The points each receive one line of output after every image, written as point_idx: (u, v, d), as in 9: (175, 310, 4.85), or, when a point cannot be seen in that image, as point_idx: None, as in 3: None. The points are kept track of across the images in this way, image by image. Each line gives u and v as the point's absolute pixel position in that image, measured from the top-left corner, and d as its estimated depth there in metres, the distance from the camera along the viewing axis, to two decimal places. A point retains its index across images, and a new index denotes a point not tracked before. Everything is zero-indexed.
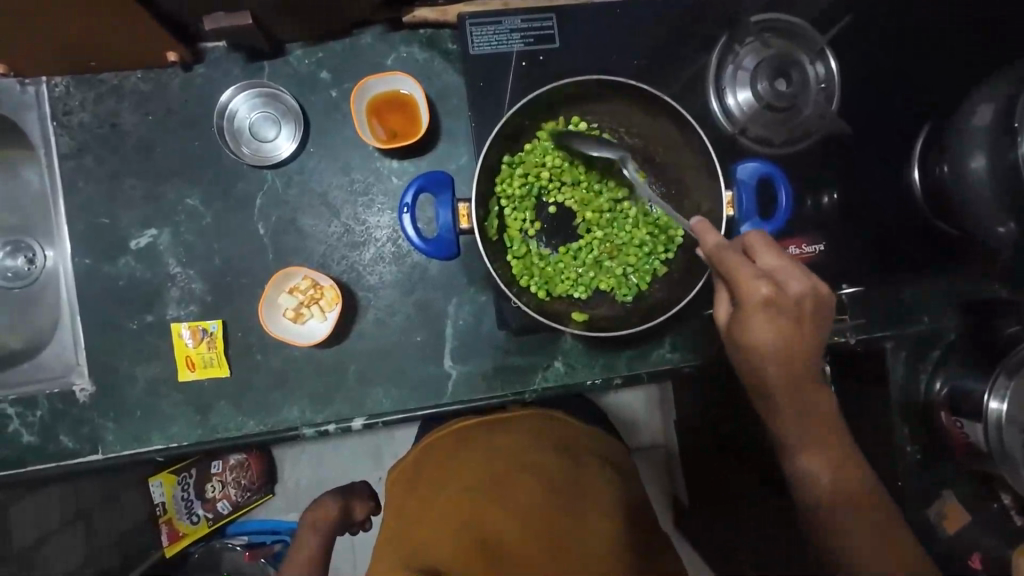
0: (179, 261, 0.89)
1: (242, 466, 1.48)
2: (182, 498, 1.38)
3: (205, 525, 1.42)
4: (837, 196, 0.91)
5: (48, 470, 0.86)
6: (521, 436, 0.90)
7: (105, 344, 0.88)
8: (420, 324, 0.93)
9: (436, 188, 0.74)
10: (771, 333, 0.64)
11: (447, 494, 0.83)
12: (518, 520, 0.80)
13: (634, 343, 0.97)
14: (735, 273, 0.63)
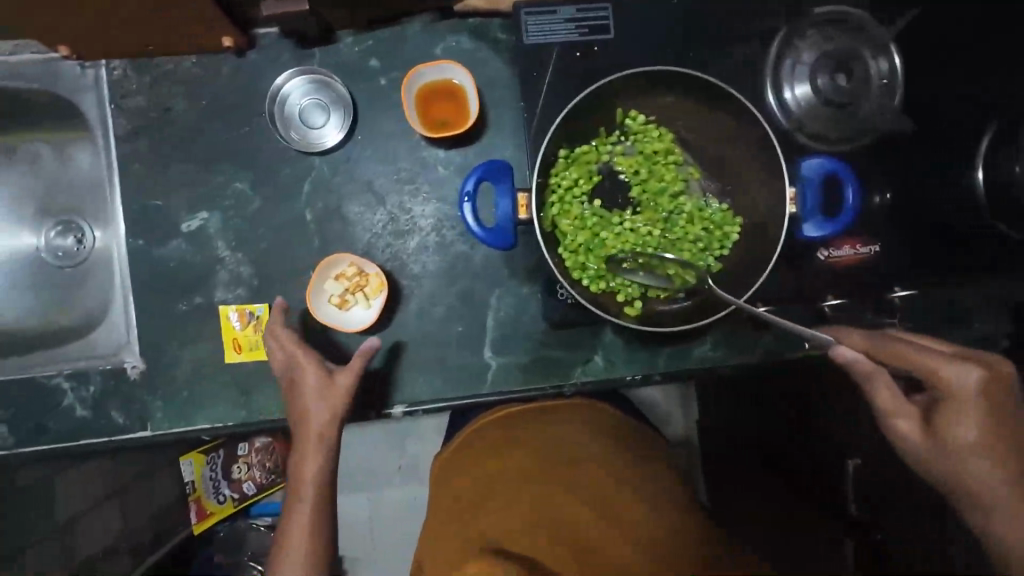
0: (229, 245, 0.90)
1: (268, 450, 1.34)
2: (211, 477, 1.31)
3: (232, 505, 1.33)
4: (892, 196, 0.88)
5: (99, 444, 0.88)
6: (568, 427, 0.93)
7: (155, 324, 0.90)
8: (462, 315, 0.94)
9: (494, 177, 0.74)
10: (988, 429, 0.66)
11: (503, 479, 0.86)
12: (574, 500, 0.83)
13: (675, 340, 0.96)
14: (914, 362, 0.67)
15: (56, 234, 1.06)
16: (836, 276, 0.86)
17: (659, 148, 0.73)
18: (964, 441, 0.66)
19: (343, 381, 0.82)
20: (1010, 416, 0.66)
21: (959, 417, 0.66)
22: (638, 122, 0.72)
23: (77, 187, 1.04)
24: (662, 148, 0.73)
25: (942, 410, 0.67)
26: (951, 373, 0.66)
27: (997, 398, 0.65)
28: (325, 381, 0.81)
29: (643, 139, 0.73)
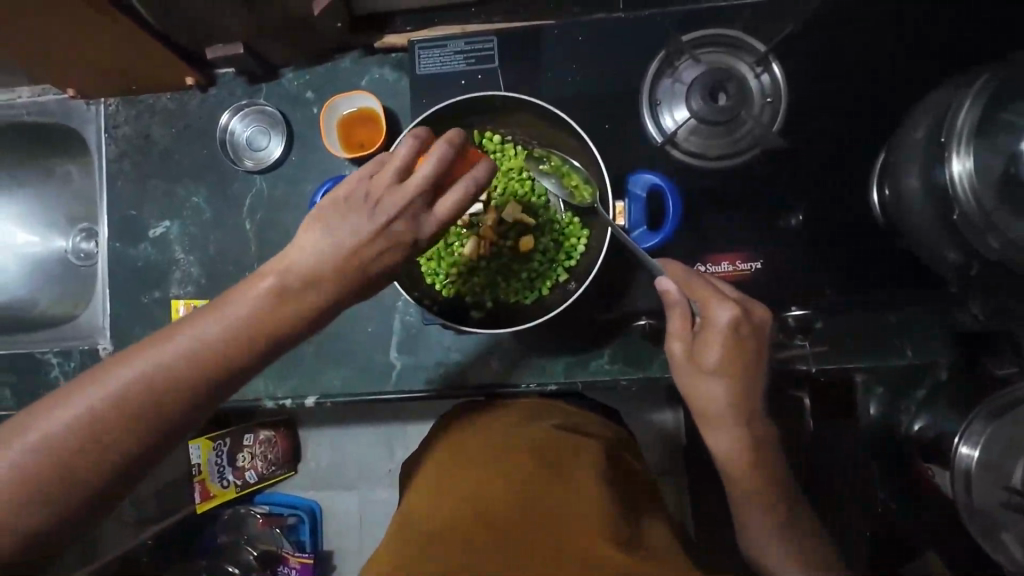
0: (184, 250, 1.06)
1: (270, 442, 1.65)
2: (215, 462, 1.51)
3: (233, 490, 1.55)
4: (804, 217, 0.86)
5: None
6: (507, 416, 0.94)
7: (123, 312, 1.07)
8: (373, 316, 1.03)
9: None
10: (730, 357, 0.73)
11: (440, 470, 0.87)
12: (506, 477, 0.80)
13: (573, 350, 0.98)
14: (693, 292, 0.75)
15: (79, 240, 1.29)
16: None
17: (512, 165, 0.80)
18: (708, 363, 0.73)
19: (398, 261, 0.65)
20: (752, 360, 0.74)
21: (708, 342, 0.73)
22: (494, 142, 0.79)
23: (94, 200, 1.26)
24: (516, 165, 0.79)
25: (704, 337, 0.74)
26: (720, 311, 0.73)
27: (741, 339, 0.73)
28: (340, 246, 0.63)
29: (500, 157, 0.80)
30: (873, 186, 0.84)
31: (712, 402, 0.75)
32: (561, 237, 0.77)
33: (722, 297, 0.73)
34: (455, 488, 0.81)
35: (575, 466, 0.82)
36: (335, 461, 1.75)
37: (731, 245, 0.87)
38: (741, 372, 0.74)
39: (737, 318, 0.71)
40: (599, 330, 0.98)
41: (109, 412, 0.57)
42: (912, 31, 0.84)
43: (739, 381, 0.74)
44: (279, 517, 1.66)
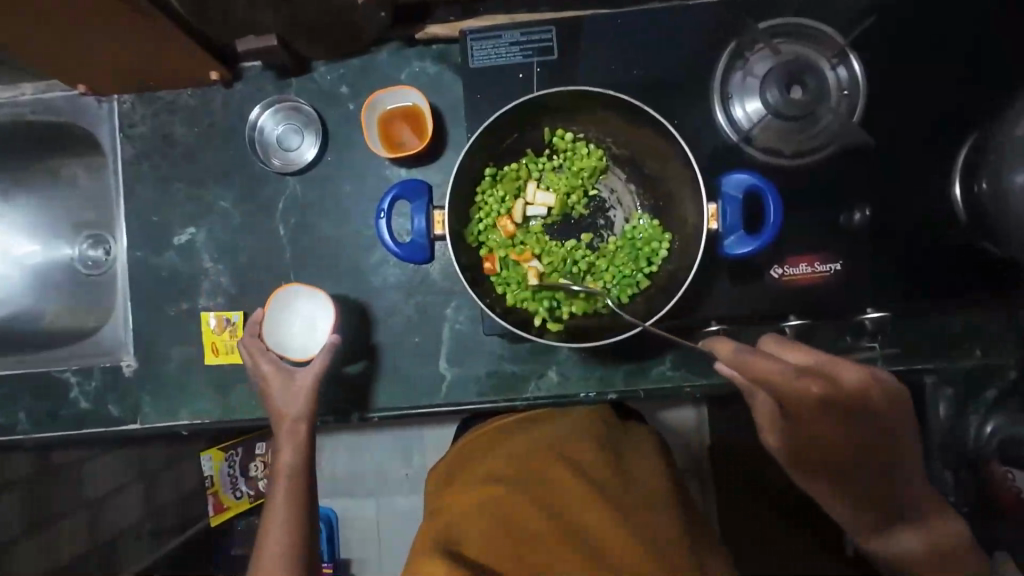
0: (212, 258, 0.99)
1: None
2: (229, 472, 1.30)
3: (249, 501, 1.33)
4: (871, 213, 0.83)
5: (97, 433, 0.99)
6: (537, 434, 0.97)
7: (148, 326, 1.00)
8: (420, 325, 0.97)
9: (412, 196, 0.72)
10: (829, 422, 0.65)
11: (473, 487, 0.89)
12: (541, 509, 0.85)
13: (632, 357, 0.94)
14: (761, 373, 0.63)
15: (88, 247, 1.21)
16: (795, 296, 0.82)
17: (585, 164, 0.74)
18: (805, 436, 0.67)
19: (304, 378, 0.85)
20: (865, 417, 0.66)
21: (797, 416, 0.64)
22: (566, 140, 0.74)
23: (103, 203, 1.17)
24: (590, 165, 0.74)
25: (786, 412, 0.65)
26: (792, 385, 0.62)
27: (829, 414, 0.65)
28: (287, 377, 0.85)
29: (571, 156, 0.75)
30: (957, 182, 0.80)
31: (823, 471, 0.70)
32: (642, 241, 0.72)
33: (791, 368, 0.62)
34: (495, 513, 0.85)
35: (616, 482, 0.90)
36: (355, 469, 1.70)
37: (806, 245, 0.83)
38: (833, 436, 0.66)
39: (820, 390, 0.62)
40: (660, 335, 0.93)
41: (280, 541, 0.80)
42: (992, 17, 0.81)
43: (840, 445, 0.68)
44: None
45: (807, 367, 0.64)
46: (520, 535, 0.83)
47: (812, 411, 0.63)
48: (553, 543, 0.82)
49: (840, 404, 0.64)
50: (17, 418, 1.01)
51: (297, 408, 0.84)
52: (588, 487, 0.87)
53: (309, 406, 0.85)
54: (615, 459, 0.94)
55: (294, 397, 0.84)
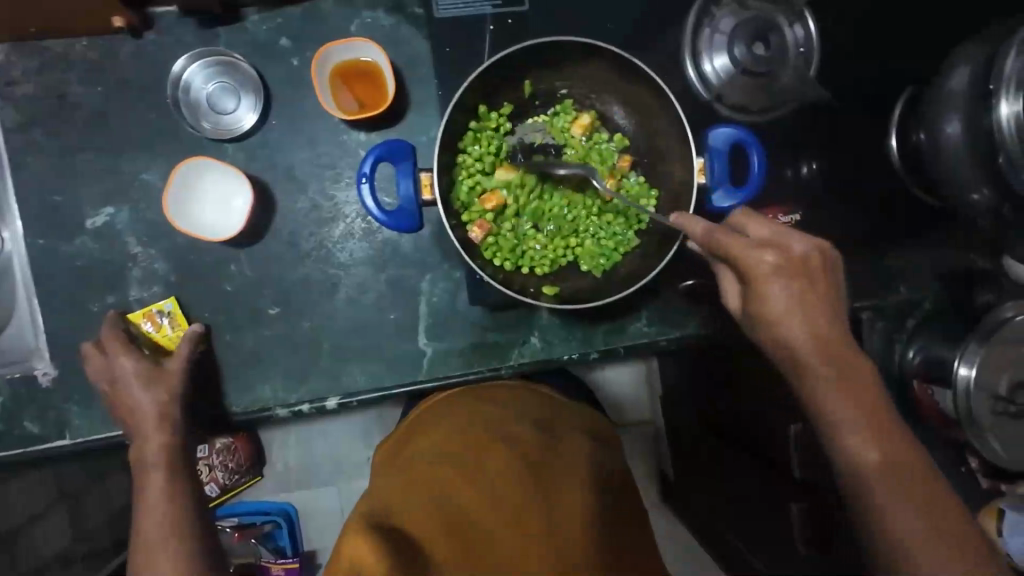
0: (140, 241, 0.86)
1: (229, 450, 1.50)
2: None
3: None
4: (816, 166, 0.89)
5: (14, 456, 0.85)
6: (465, 409, 0.86)
7: (64, 325, 0.85)
8: (395, 302, 0.92)
9: (395, 158, 0.68)
10: (802, 298, 0.66)
11: (396, 481, 0.77)
12: (475, 487, 0.75)
13: (611, 317, 0.96)
14: (733, 251, 0.64)
15: None
16: None
17: (573, 120, 0.72)
18: (774, 311, 0.66)
19: (174, 365, 0.81)
20: (823, 299, 0.67)
21: (766, 285, 0.65)
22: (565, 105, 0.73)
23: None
24: (579, 122, 0.72)
25: (751, 296, 0.67)
26: (754, 257, 0.64)
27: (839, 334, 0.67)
28: (156, 370, 0.80)
29: (558, 112, 0.72)
30: (892, 135, 0.88)
31: (795, 350, 0.67)
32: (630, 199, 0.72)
33: (753, 242, 0.65)
34: (426, 495, 0.73)
35: (562, 453, 0.80)
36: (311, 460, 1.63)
37: (769, 199, 0.89)
38: (818, 304, 0.66)
39: (782, 258, 0.64)
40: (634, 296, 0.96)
41: (166, 505, 0.73)
42: None
43: (817, 346, 0.66)
44: (255, 527, 1.52)
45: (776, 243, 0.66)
46: (453, 515, 0.72)
47: (786, 275, 0.65)
48: (497, 521, 0.72)
49: (809, 282, 0.66)
50: None
51: (152, 403, 0.78)
52: (526, 462, 0.77)
53: (174, 392, 0.80)
54: (553, 425, 0.85)
55: (157, 387, 0.79)
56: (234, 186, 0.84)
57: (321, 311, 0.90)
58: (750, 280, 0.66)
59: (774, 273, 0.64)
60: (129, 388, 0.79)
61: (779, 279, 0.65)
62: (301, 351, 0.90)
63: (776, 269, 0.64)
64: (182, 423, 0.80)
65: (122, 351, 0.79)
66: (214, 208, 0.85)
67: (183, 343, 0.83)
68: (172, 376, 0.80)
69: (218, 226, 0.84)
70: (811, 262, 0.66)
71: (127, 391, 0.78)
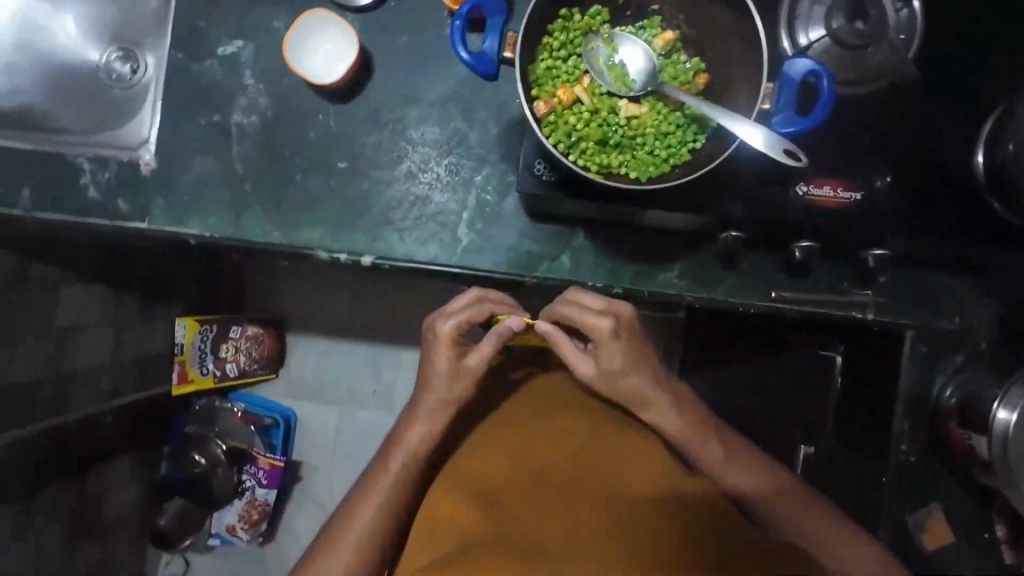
0: (254, 76, 0.98)
1: (256, 340, 1.88)
2: (198, 347, 1.73)
3: (212, 379, 1.77)
4: (891, 180, 0.87)
5: (101, 225, 0.98)
6: (520, 405, 1.00)
7: (173, 128, 0.99)
8: (448, 187, 0.99)
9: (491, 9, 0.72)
10: (629, 352, 0.90)
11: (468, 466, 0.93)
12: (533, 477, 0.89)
13: (643, 259, 0.98)
14: (587, 323, 0.88)
15: (116, 59, 1.19)
16: (814, 216, 0.86)
17: (656, 35, 0.76)
18: (616, 366, 0.90)
19: (473, 363, 0.92)
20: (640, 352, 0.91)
21: (609, 345, 0.89)
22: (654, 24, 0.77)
23: (161, 13, 1.14)
24: (662, 37, 0.76)
25: (603, 350, 0.89)
26: (597, 322, 0.88)
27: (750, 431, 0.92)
28: (459, 357, 0.92)
29: (644, 25, 0.77)
30: (980, 149, 0.87)
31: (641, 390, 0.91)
32: (693, 115, 0.74)
33: (596, 313, 0.88)
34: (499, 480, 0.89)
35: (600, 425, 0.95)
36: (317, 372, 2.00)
37: (837, 169, 0.86)
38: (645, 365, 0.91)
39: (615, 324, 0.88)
40: (669, 245, 0.98)
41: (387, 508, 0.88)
42: None
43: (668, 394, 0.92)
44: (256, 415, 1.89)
45: (611, 308, 0.90)
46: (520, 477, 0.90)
47: (621, 334, 0.89)
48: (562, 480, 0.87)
49: (634, 345, 0.90)
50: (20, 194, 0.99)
51: (444, 382, 0.91)
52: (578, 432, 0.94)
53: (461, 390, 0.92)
54: (590, 408, 0.98)
55: (453, 376, 0.92)
56: (343, 45, 0.95)
57: (382, 177, 0.98)
58: (599, 340, 0.89)
59: (614, 334, 0.88)
60: (429, 366, 0.93)
61: (621, 340, 0.89)
62: (353, 207, 0.98)
63: (615, 328, 0.88)
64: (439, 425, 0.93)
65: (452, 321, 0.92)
66: (320, 59, 0.95)
67: (489, 342, 0.92)
68: (470, 378, 0.92)
69: (319, 72, 0.95)
70: (626, 326, 0.90)
71: (432, 381, 0.92)
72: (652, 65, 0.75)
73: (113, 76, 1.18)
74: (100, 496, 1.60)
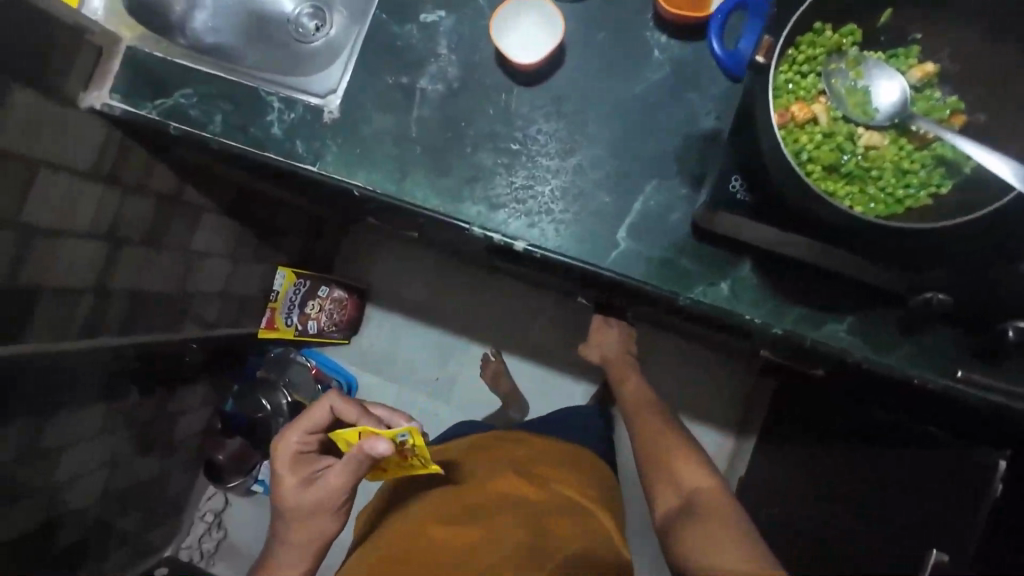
0: (449, 46, 1.00)
1: (340, 303, 1.92)
2: (289, 298, 1.78)
3: (292, 331, 1.82)
4: None
5: (277, 161, 1.01)
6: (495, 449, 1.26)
7: (362, 83, 1.02)
8: (615, 188, 0.95)
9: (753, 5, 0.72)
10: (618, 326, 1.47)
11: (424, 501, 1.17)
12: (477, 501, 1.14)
13: (813, 304, 0.90)
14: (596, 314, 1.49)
15: (307, 14, 1.26)
16: None
17: (912, 66, 0.71)
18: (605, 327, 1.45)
19: (323, 480, 0.96)
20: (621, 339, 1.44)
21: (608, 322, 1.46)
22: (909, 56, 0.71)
23: None
24: (921, 68, 0.71)
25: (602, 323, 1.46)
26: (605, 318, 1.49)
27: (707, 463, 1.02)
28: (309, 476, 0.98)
29: (899, 53, 0.72)
30: None
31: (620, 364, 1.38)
32: (944, 157, 0.68)
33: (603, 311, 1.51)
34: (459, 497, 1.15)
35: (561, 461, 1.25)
36: (391, 346, 2.02)
37: None
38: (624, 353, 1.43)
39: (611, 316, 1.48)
40: (843, 294, 0.89)
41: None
42: None
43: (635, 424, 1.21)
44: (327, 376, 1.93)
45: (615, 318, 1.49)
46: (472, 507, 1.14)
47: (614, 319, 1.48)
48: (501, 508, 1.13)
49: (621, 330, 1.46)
50: (212, 119, 1.05)
51: (297, 501, 0.97)
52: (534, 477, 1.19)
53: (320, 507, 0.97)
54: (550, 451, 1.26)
55: (305, 490, 0.97)
56: (547, 29, 0.96)
57: (553, 165, 0.96)
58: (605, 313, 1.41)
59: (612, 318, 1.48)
60: (285, 484, 0.99)
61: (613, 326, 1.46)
62: (515, 190, 0.96)
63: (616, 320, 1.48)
64: (318, 531, 1.00)
65: (293, 436, 0.99)
66: (523, 40, 0.97)
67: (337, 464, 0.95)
68: (320, 492, 0.97)
69: (520, 52, 0.96)
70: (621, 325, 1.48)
71: (287, 494, 0.98)
72: (904, 96, 0.70)
73: (299, 30, 1.25)
74: (175, 413, 1.67)
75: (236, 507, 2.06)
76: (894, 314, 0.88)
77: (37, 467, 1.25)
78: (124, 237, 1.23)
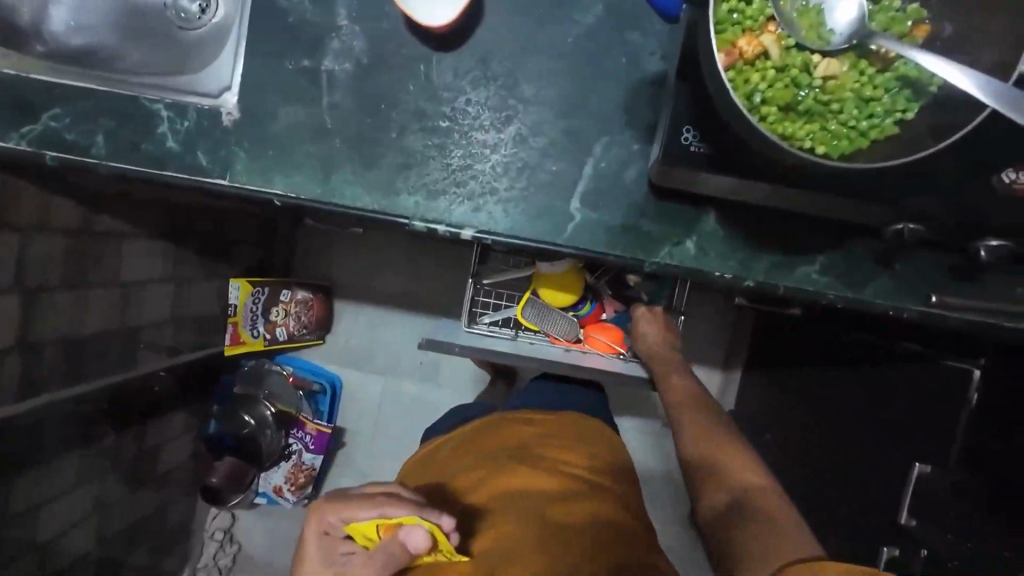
0: (349, 15, 0.86)
1: (306, 305, 1.81)
2: (250, 308, 1.67)
3: (262, 342, 1.72)
4: None
5: (180, 179, 0.89)
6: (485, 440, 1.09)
7: (258, 73, 0.88)
8: (562, 154, 0.87)
9: None
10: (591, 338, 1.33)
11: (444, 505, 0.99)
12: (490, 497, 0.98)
13: (784, 248, 0.85)
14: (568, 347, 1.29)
15: None
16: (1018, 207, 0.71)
17: None
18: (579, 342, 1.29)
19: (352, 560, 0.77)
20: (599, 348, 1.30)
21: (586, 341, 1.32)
22: None
23: None
24: None
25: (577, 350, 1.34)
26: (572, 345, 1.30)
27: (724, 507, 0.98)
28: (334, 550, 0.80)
29: None
30: None
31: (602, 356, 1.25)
32: (909, 77, 0.61)
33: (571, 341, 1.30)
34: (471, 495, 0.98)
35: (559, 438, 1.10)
36: (367, 340, 1.94)
37: None
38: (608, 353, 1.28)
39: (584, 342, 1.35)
40: (810, 232, 0.85)
41: None
42: None
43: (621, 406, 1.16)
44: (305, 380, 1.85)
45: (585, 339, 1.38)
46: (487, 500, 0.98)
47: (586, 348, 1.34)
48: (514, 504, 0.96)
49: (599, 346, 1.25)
50: (94, 141, 0.91)
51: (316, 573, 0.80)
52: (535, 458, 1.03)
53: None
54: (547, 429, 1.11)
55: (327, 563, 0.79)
56: None
57: (489, 138, 0.86)
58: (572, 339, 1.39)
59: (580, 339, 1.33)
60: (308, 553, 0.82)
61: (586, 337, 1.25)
62: (453, 173, 0.87)
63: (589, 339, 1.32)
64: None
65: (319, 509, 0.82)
66: None
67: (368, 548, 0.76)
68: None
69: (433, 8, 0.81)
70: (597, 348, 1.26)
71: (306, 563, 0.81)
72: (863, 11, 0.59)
73: (179, 16, 1.08)
74: (159, 447, 1.58)
75: (244, 522, 2.04)
76: (866, 245, 0.84)
77: (13, 535, 1.19)
78: (39, 284, 1.10)
